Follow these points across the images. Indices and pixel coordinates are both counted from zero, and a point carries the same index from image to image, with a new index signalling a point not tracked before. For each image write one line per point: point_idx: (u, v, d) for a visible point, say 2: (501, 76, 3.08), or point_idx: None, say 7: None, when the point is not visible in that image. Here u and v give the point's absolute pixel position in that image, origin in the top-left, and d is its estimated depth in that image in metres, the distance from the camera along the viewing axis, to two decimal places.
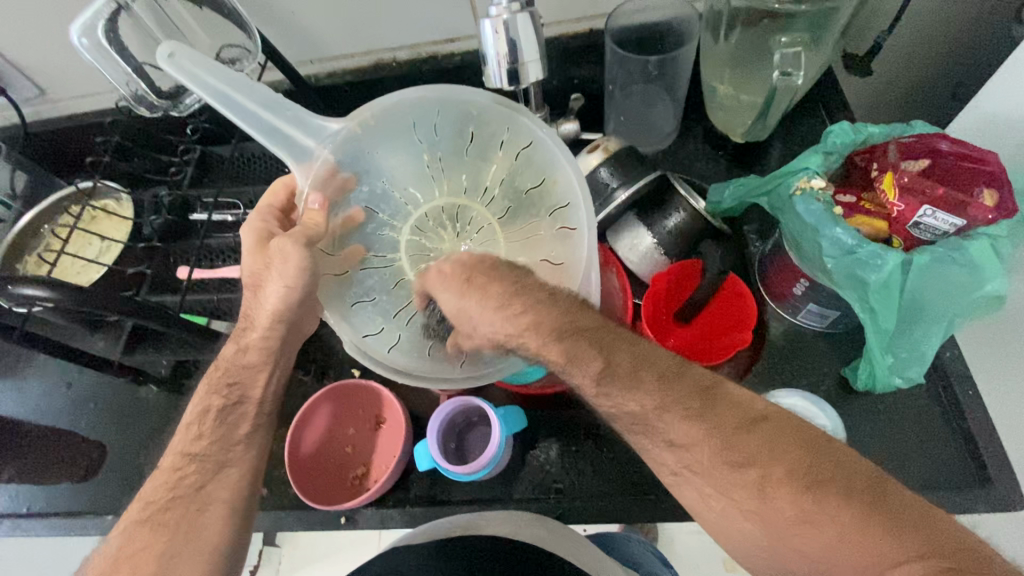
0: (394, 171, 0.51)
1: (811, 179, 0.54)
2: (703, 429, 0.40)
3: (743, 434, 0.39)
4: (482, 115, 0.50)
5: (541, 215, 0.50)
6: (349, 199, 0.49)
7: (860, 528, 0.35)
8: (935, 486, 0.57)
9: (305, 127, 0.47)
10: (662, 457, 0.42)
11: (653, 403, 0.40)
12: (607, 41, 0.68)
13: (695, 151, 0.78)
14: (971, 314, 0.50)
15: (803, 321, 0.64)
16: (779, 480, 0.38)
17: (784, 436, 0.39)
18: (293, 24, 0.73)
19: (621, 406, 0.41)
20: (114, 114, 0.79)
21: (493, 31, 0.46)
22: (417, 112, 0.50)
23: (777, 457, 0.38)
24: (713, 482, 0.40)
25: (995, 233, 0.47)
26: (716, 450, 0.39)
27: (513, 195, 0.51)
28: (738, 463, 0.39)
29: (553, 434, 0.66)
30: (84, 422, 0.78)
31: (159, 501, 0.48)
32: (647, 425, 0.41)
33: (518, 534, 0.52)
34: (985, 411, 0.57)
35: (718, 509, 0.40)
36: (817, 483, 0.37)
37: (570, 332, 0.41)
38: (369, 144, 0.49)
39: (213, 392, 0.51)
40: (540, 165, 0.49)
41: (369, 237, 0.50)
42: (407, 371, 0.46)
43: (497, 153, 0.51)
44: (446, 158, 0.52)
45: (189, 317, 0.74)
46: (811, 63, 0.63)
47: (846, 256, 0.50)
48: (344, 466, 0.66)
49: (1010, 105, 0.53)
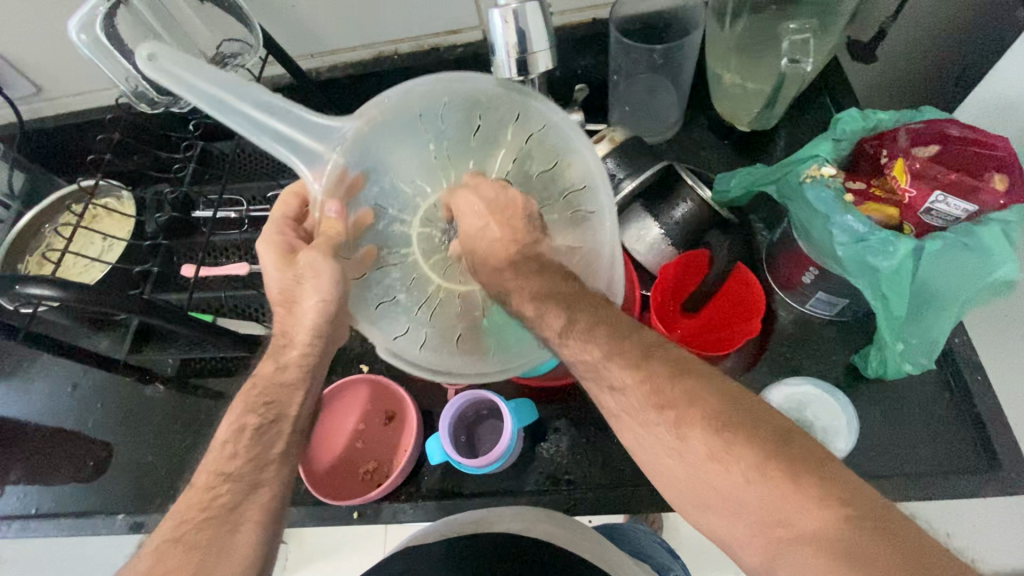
0: (399, 163, 0.49)
1: (821, 167, 0.54)
2: (639, 374, 0.40)
3: (672, 380, 0.39)
4: (490, 100, 0.48)
5: (551, 198, 0.50)
6: (358, 202, 0.47)
7: (764, 470, 0.34)
8: (947, 471, 0.57)
9: (308, 129, 0.45)
10: (603, 398, 0.42)
11: (605, 354, 0.41)
12: (612, 30, 0.67)
13: (699, 140, 0.78)
14: (981, 299, 0.50)
15: (812, 309, 0.64)
16: (695, 421, 0.37)
17: (706, 384, 0.39)
18: (294, 18, 0.73)
19: (583, 360, 0.42)
20: (113, 111, 0.78)
21: (502, 21, 0.46)
22: (426, 103, 0.48)
23: (695, 401, 0.38)
24: (642, 425, 0.39)
25: (1006, 219, 0.46)
26: (646, 393, 0.39)
27: (523, 179, 0.51)
28: (661, 404, 0.38)
29: (563, 426, 0.66)
30: (90, 422, 0.78)
31: (191, 521, 0.46)
32: (596, 371, 0.41)
33: (530, 531, 0.51)
34: (992, 395, 0.58)
35: (650, 451, 0.39)
36: (729, 426, 0.36)
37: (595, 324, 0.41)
38: (380, 140, 0.47)
39: (250, 410, 0.50)
40: (551, 149, 0.49)
41: (381, 235, 0.49)
42: (444, 371, 0.47)
43: (505, 138, 0.50)
44: (452, 147, 0.51)
45: (197, 315, 0.73)
46: (818, 50, 0.62)
47: (857, 244, 0.49)
48: (355, 461, 0.66)
49: None
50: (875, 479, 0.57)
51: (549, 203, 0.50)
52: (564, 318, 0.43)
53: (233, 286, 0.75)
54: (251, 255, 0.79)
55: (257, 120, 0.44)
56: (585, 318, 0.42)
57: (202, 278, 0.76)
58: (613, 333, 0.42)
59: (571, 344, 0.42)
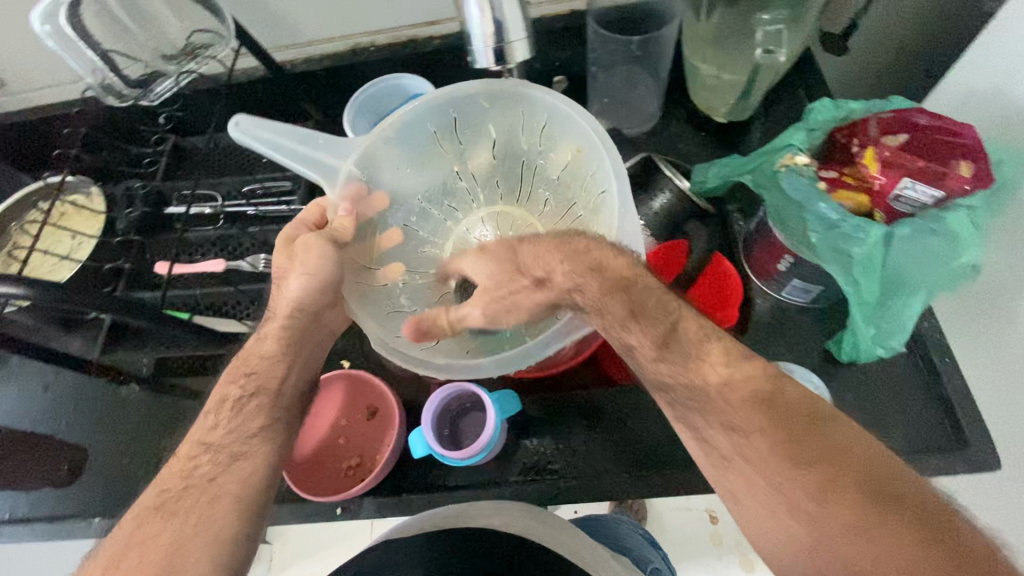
0: (432, 187, 0.63)
1: (795, 155, 0.55)
2: (773, 414, 0.37)
3: (819, 431, 0.36)
4: (495, 108, 0.58)
5: (576, 192, 0.59)
6: (388, 220, 0.59)
7: (933, 555, 0.32)
8: (916, 450, 0.59)
9: (338, 150, 0.54)
10: (713, 437, 0.39)
11: (722, 377, 0.39)
12: (590, 21, 0.68)
13: (678, 132, 0.79)
14: (949, 284, 0.51)
15: (787, 296, 0.66)
16: (848, 490, 0.34)
17: (864, 441, 0.36)
18: (267, 7, 0.71)
19: (687, 385, 0.40)
20: (78, 104, 0.76)
21: (478, 11, 0.45)
22: (439, 120, 0.58)
23: (856, 464, 0.35)
24: (766, 475, 0.37)
25: (972, 204, 0.48)
26: (782, 443, 0.36)
27: (547, 182, 0.62)
28: (807, 462, 0.36)
29: (545, 417, 0.66)
30: (65, 424, 0.76)
31: (172, 488, 0.45)
32: (705, 403, 0.39)
33: (510, 527, 0.52)
34: (961, 377, 0.60)
35: (750, 490, 0.38)
36: (893, 500, 0.34)
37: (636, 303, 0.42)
38: (406, 161, 0.59)
39: (233, 382, 0.50)
40: (559, 139, 0.58)
41: (406, 251, 0.60)
42: (424, 360, 0.50)
43: (521, 147, 0.61)
44: (477, 169, 0.63)
45: (171, 314, 0.71)
46: (792, 40, 0.63)
47: (830, 230, 0.51)
48: (337, 456, 0.65)
49: (988, 79, 0.54)
50: None
51: (575, 196, 0.59)
52: (667, 327, 0.41)
53: (209, 284, 0.76)
54: (228, 251, 0.78)
55: (301, 153, 0.52)
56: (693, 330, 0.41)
57: (178, 275, 0.75)
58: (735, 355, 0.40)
59: (670, 359, 0.41)
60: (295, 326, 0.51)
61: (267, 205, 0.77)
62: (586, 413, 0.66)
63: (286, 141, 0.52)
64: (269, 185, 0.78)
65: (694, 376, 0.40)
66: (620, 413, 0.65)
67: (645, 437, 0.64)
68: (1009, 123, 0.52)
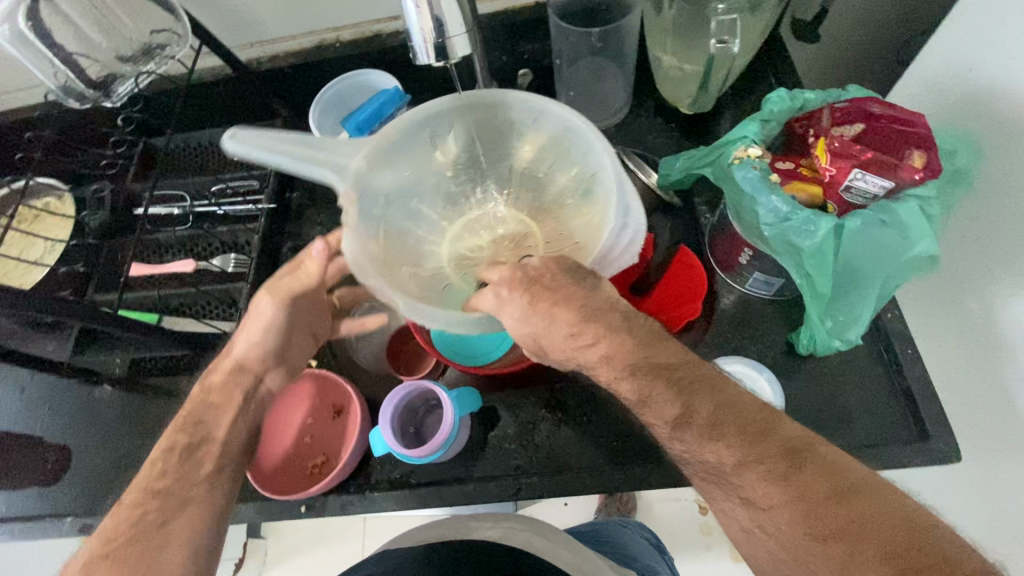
0: (426, 193, 0.59)
1: (749, 147, 0.54)
2: (787, 492, 0.39)
3: (833, 505, 0.38)
4: (482, 114, 0.55)
5: (563, 186, 0.57)
6: (394, 217, 0.55)
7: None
8: (878, 443, 0.59)
9: (341, 146, 0.50)
10: (735, 511, 0.42)
11: (735, 458, 0.41)
12: (550, 14, 0.68)
13: (647, 124, 0.78)
14: (903, 275, 0.51)
15: (751, 289, 0.65)
16: (870, 560, 0.36)
17: (882, 508, 0.37)
18: (228, 5, 0.71)
19: (705, 460, 0.43)
20: (42, 108, 0.75)
21: (414, 5, 0.44)
22: (429, 128, 0.54)
23: (872, 533, 0.36)
24: (790, 548, 0.39)
25: (923, 194, 0.48)
26: (797, 518, 0.39)
27: (534, 178, 0.60)
28: (826, 536, 0.37)
29: (510, 412, 0.66)
30: (40, 425, 0.75)
31: (119, 537, 0.43)
32: (724, 478, 0.42)
33: (509, 539, 0.51)
34: (922, 368, 0.60)
35: (772, 560, 0.40)
36: (917, 570, 0.34)
37: (642, 373, 0.45)
38: (399, 167, 0.54)
39: (178, 431, 0.50)
40: (544, 136, 0.55)
41: (411, 243, 0.57)
42: (456, 318, 0.46)
43: (508, 146, 0.58)
44: (466, 170, 0.60)
45: (136, 315, 0.71)
46: (750, 29, 0.63)
47: (781, 224, 0.50)
48: (303, 454, 0.66)
49: (943, 66, 0.54)
50: None
51: (564, 189, 0.57)
52: (678, 409, 0.43)
53: (174, 285, 0.76)
54: (198, 251, 0.78)
55: (302, 154, 0.49)
56: (704, 409, 0.43)
57: (147, 278, 0.75)
58: (745, 433, 0.42)
59: (685, 438, 0.43)
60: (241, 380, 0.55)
61: (236, 205, 0.78)
62: (588, 404, 0.66)
63: (286, 145, 0.49)
64: (237, 186, 0.79)
65: (656, 408, 0.44)
66: (584, 407, 0.65)
67: (609, 432, 0.64)
68: (961, 110, 0.52)
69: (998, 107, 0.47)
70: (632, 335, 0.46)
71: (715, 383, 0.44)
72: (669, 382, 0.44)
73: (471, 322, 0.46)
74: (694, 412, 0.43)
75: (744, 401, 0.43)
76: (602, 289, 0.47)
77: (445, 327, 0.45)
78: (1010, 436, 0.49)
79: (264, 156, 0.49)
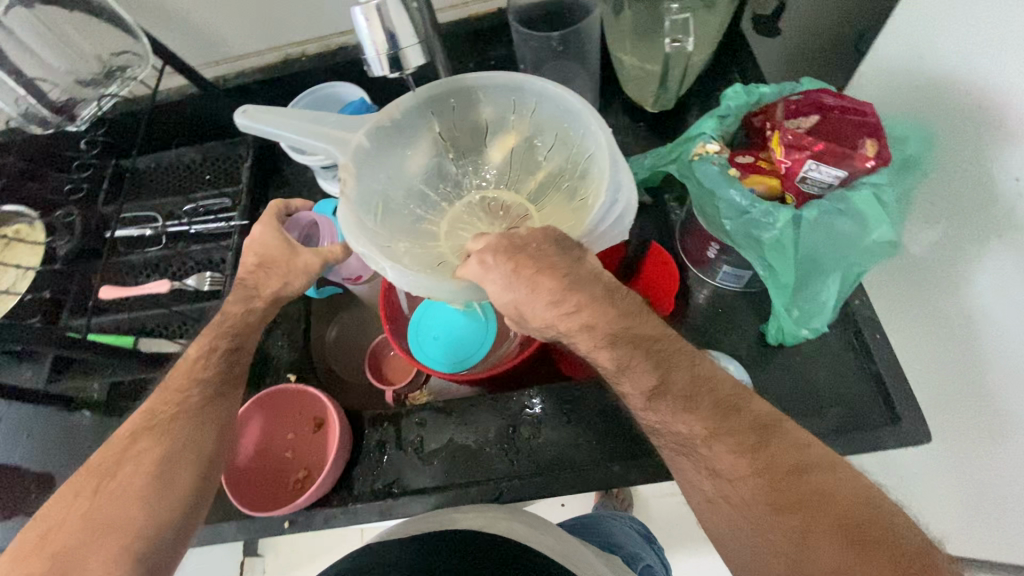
0: (427, 176, 0.60)
1: (707, 144, 0.55)
2: (752, 464, 0.40)
3: (795, 479, 0.39)
4: (484, 97, 0.57)
5: (562, 166, 0.58)
6: (392, 192, 0.56)
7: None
8: (853, 426, 0.60)
9: (342, 121, 0.53)
10: (703, 482, 0.42)
11: (706, 429, 0.42)
12: (510, 20, 0.69)
13: (615, 124, 0.79)
14: (868, 261, 0.52)
15: (722, 283, 0.66)
16: (824, 530, 0.37)
17: (837, 483, 0.38)
18: (191, 25, 0.72)
19: (677, 431, 0.43)
20: (8, 137, 0.75)
21: (365, 19, 0.44)
22: (433, 107, 0.56)
23: (828, 506, 0.38)
24: (749, 519, 0.40)
25: (876, 182, 0.49)
26: (760, 489, 0.40)
27: (534, 163, 0.60)
28: (787, 506, 0.38)
29: (491, 416, 0.66)
30: (18, 453, 0.73)
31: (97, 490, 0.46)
32: (692, 448, 0.43)
33: (494, 527, 0.52)
34: (892, 352, 0.61)
35: (734, 534, 0.41)
36: (866, 541, 0.36)
37: (623, 343, 0.44)
38: (400, 143, 0.56)
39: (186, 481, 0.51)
40: (543, 117, 0.56)
41: (406, 219, 0.57)
42: (440, 283, 0.46)
43: (510, 131, 0.59)
44: (468, 157, 0.61)
45: (110, 338, 0.71)
46: (705, 27, 0.64)
47: (741, 216, 0.51)
48: (286, 470, 0.67)
49: (896, 57, 0.55)
50: None
51: (562, 170, 0.58)
52: (656, 380, 0.44)
53: (147, 306, 0.75)
54: (172, 271, 0.77)
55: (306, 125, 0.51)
56: (679, 380, 0.44)
57: (120, 300, 0.75)
58: (717, 406, 0.43)
59: (660, 409, 0.44)
60: (256, 314, 0.55)
61: (208, 223, 0.78)
62: (569, 396, 0.66)
63: (290, 120, 0.51)
64: (206, 203, 0.79)
65: (628, 380, 0.45)
66: (564, 410, 0.65)
67: (587, 432, 0.64)
68: (915, 96, 0.53)
69: (946, 91, 0.49)
70: (615, 304, 0.45)
71: (692, 358, 0.45)
72: (649, 352, 0.44)
73: (451, 292, 0.46)
74: (671, 383, 0.43)
75: (720, 375, 0.44)
76: (586, 261, 0.45)
77: (428, 293, 0.45)
78: (978, 402, 0.51)
79: (271, 129, 0.52)
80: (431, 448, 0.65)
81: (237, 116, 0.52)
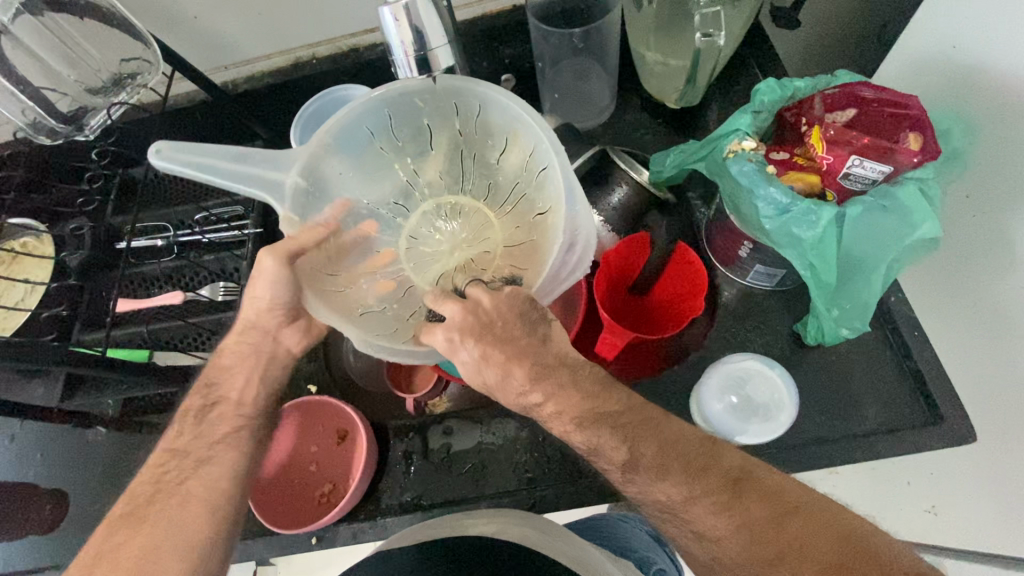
0: (373, 189, 0.51)
1: (742, 141, 0.54)
2: (730, 522, 0.40)
3: (773, 530, 0.39)
4: (426, 101, 0.49)
5: (517, 173, 0.51)
6: (343, 221, 0.49)
7: None
8: (892, 428, 0.59)
9: (273, 160, 0.45)
10: (691, 546, 0.42)
11: (683, 494, 0.42)
12: (529, 17, 0.67)
13: (634, 122, 0.77)
14: (907, 257, 0.51)
15: (753, 282, 0.65)
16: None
17: (818, 529, 0.38)
18: (199, 29, 0.70)
19: (657, 500, 0.43)
20: (12, 148, 0.73)
21: (394, 19, 0.45)
22: (369, 117, 0.48)
23: (808, 555, 0.38)
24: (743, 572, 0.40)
25: (921, 176, 0.48)
26: (746, 544, 0.40)
27: (489, 167, 0.52)
28: (772, 560, 0.39)
29: (522, 418, 0.65)
30: (32, 473, 0.71)
31: (131, 498, 0.46)
32: (676, 514, 0.42)
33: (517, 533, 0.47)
34: (930, 350, 0.60)
35: None
36: None
37: (591, 426, 0.44)
38: (341, 161, 0.48)
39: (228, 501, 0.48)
40: (492, 121, 0.49)
41: (365, 245, 0.50)
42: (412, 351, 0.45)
43: (457, 130, 0.51)
44: (416, 158, 0.52)
45: (125, 352, 0.69)
46: (733, 22, 0.62)
47: (781, 215, 0.49)
48: (310, 484, 0.65)
49: (928, 46, 0.53)
50: (828, 444, 0.59)
51: (517, 179, 0.51)
52: (624, 456, 0.43)
53: (162, 318, 0.73)
54: (186, 282, 0.76)
55: (234, 172, 0.43)
56: (648, 453, 0.43)
57: (133, 312, 0.73)
58: (691, 468, 0.42)
59: (637, 481, 0.43)
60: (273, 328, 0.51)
61: (221, 232, 0.76)
62: None
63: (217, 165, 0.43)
64: (217, 211, 0.77)
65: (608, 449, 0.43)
66: None
67: None
68: (953, 88, 0.51)
69: (985, 84, 0.47)
70: (577, 386, 0.44)
71: (657, 423, 0.44)
72: (614, 429, 0.43)
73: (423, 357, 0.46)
74: (639, 458, 0.43)
75: (683, 435, 0.44)
76: (552, 345, 0.45)
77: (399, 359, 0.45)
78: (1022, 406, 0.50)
79: (194, 174, 0.43)
80: (460, 454, 0.64)
81: (152, 156, 0.43)
